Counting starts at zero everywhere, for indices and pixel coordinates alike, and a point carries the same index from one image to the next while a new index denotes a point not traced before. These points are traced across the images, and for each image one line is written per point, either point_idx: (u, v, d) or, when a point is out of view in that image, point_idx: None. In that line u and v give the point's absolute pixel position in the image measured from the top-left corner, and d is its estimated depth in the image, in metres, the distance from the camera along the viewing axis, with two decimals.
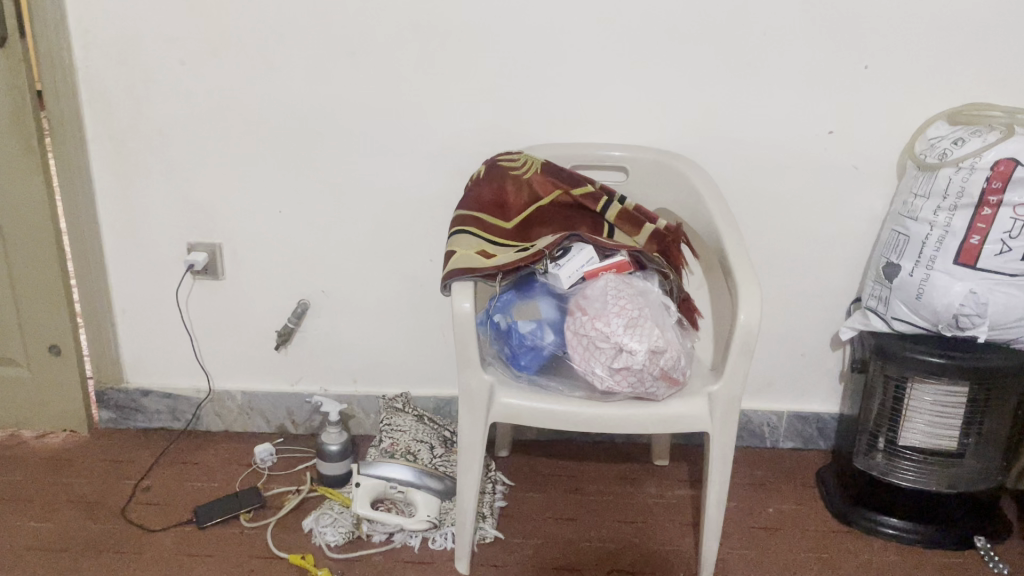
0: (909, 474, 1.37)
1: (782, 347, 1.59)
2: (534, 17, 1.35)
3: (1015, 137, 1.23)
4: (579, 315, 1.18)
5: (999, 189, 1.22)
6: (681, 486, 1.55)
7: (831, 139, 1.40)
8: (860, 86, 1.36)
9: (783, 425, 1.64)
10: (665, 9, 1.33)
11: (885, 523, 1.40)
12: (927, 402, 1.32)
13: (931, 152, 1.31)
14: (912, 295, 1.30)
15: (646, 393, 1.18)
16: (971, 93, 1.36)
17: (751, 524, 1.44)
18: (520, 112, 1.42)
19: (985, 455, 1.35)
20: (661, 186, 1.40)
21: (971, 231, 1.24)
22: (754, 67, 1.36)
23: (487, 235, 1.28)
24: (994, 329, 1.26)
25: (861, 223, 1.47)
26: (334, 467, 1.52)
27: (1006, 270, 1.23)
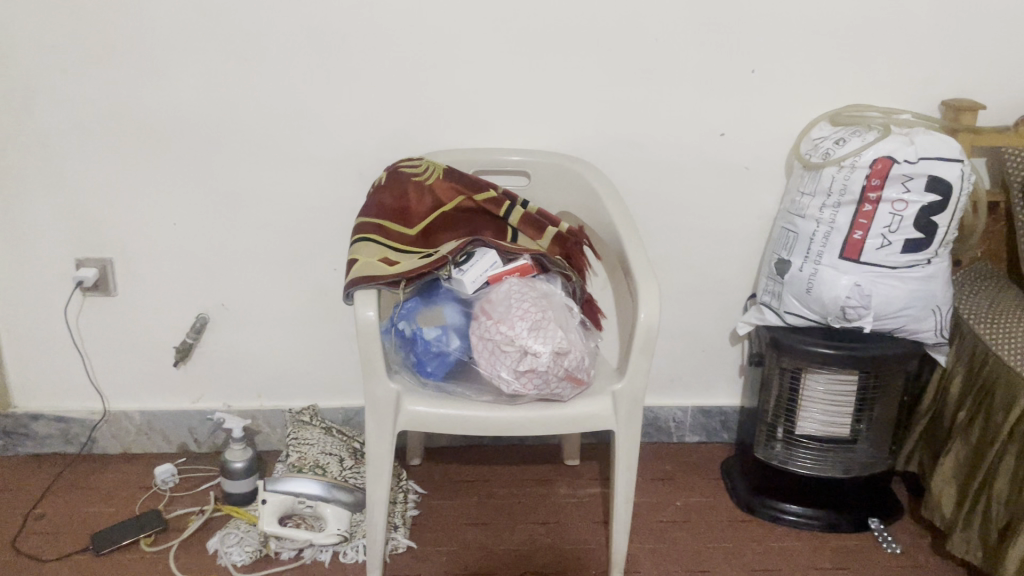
0: (807, 462, 1.42)
1: (685, 343, 1.62)
2: (430, 22, 1.35)
3: (890, 137, 1.29)
4: (484, 319, 1.18)
5: (878, 185, 1.28)
6: (592, 484, 1.57)
7: (723, 141, 1.45)
8: (748, 89, 1.41)
9: (688, 420, 1.68)
10: (559, 15, 1.35)
11: (786, 510, 1.46)
12: (820, 391, 1.38)
13: (815, 152, 1.36)
14: (802, 289, 1.36)
15: (551, 394, 1.19)
16: (850, 95, 1.42)
17: (660, 518, 1.47)
18: (419, 118, 1.42)
19: (876, 440, 1.42)
20: (562, 190, 1.42)
21: (854, 227, 1.31)
22: (647, 72, 1.39)
23: (390, 242, 1.27)
24: (879, 320, 1.33)
25: (754, 222, 1.52)
26: (239, 485, 1.48)
27: (886, 263, 1.31)
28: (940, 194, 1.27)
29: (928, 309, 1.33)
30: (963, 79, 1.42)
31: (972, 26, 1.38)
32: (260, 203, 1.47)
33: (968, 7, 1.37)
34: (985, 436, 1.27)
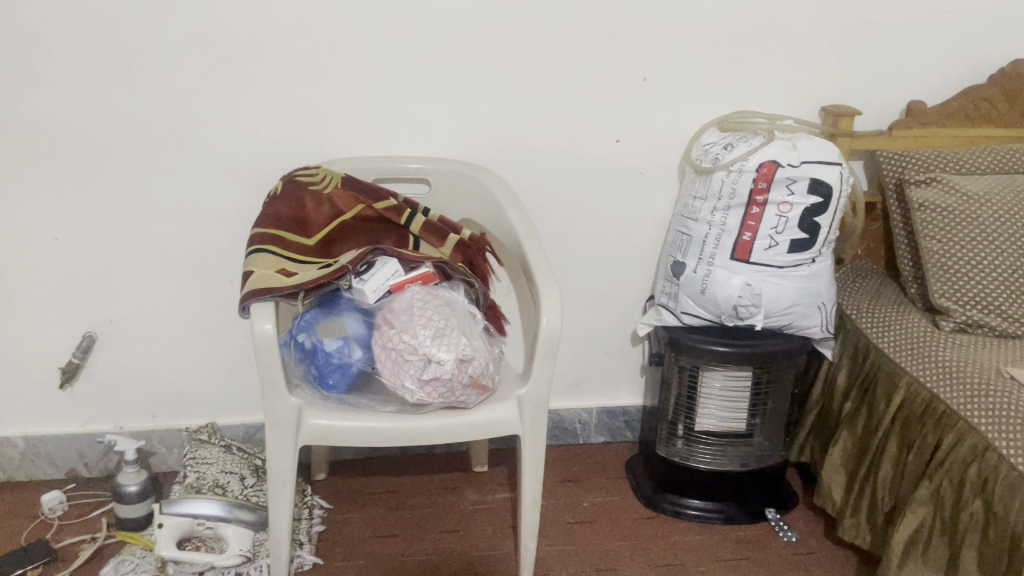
0: (706, 456, 1.47)
1: (588, 345, 1.65)
2: (324, 29, 1.33)
3: (775, 142, 1.35)
4: (386, 329, 1.17)
5: (765, 189, 1.33)
6: (501, 489, 1.58)
7: (618, 147, 1.49)
8: (640, 96, 1.45)
9: (592, 421, 1.71)
10: (455, 23, 1.35)
11: (689, 505, 1.50)
12: (717, 387, 1.43)
13: (705, 157, 1.41)
14: (697, 290, 1.40)
15: (456, 402, 1.19)
16: (736, 102, 1.48)
17: (567, 519, 1.49)
18: (315, 126, 1.39)
19: (770, 432, 1.48)
20: (462, 197, 1.42)
21: (743, 229, 1.36)
22: (543, 80, 1.41)
23: (288, 252, 1.24)
24: (769, 317, 1.38)
25: (650, 226, 1.56)
26: (133, 509, 1.41)
27: (774, 263, 1.36)
28: (821, 196, 1.33)
29: (814, 306, 1.40)
30: (839, 87, 1.50)
31: (846, 36, 1.46)
32: (148, 215, 1.42)
33: (842, 18, 1.44)
34: (870, 424, 1.34)
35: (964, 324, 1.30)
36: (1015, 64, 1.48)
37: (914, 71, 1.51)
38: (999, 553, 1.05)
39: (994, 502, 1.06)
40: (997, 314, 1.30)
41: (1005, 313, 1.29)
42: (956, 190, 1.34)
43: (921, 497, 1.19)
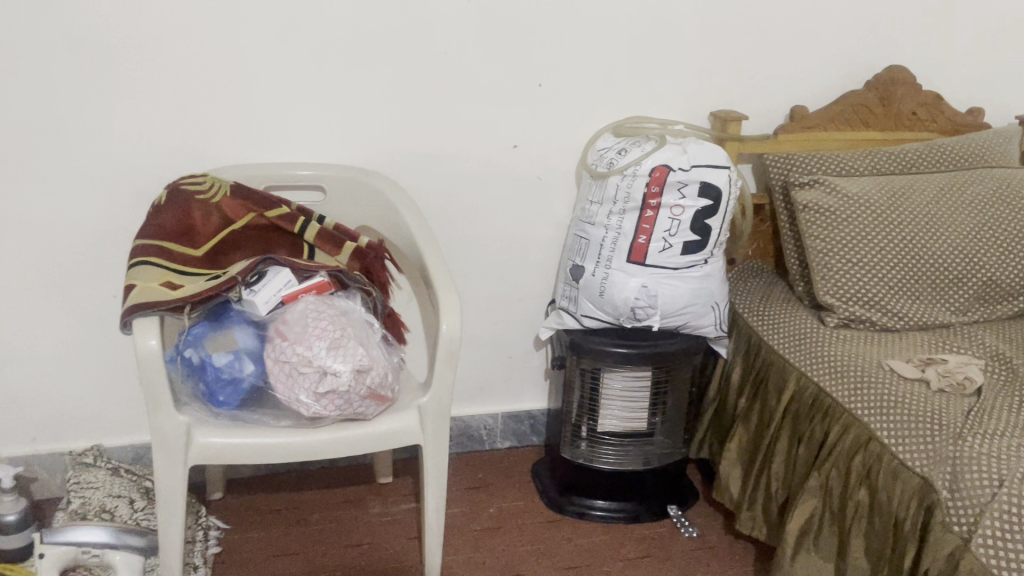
0: (611, 457, 1.48)
1: (491, 351, 1.65)
2: (209, 32, 1.28)
3: (666, 147, 1.38)
4: (279, 341, 1.14)
5: (657, 192, 1.36)
6: (406, 500, 1.55)
7: (515, 153, 1.49)
8: (536, 102, 1.46)
9: (498, 426, 1.71)
10: (346, 27, 1.33)
11: (593, 506, 1.52)
12: (617, 388, 1.45)
13: (601, 162, 1.43)
14: (596, 293, 1.41)
15: (354, 413, 1.16)
16: (630, 108, 1.51)
17: (473, 526, 1.48)
18: (201, 133, 1.34)
19: (670, 431, 1.51)
20: (358, 204, 1.39)
21: (639, 232, 1.38)
22: (438, 85, 1.40)
23: (173, 264, 1.19)
24: (665, 318, 1.41)
25: (549, 231, 1.57)
26: (10, 541, 1.33)
27: (669, 264, 1.39)
28: (711, 199, 1.37)
29: (708, 306, 1.43)
30: (728, 93, 1.54)
31: (732, 44, 1.50)
32: (21, 227, 1.33)
33: (728, 26, 1.49)
34: (763, 419, 1.38)
35: (847, 319, 1.35)
36: (888, 72, 1.56)
37: (796, 78, 1.57)
38: (882, 539, 1.09)
39: (878, 491, 1.10)
40: (877, 309, 1.36)
41: (885, 308, 1.36)
42: (837, 192, 1.39)
43: (811, 489, 1.23)
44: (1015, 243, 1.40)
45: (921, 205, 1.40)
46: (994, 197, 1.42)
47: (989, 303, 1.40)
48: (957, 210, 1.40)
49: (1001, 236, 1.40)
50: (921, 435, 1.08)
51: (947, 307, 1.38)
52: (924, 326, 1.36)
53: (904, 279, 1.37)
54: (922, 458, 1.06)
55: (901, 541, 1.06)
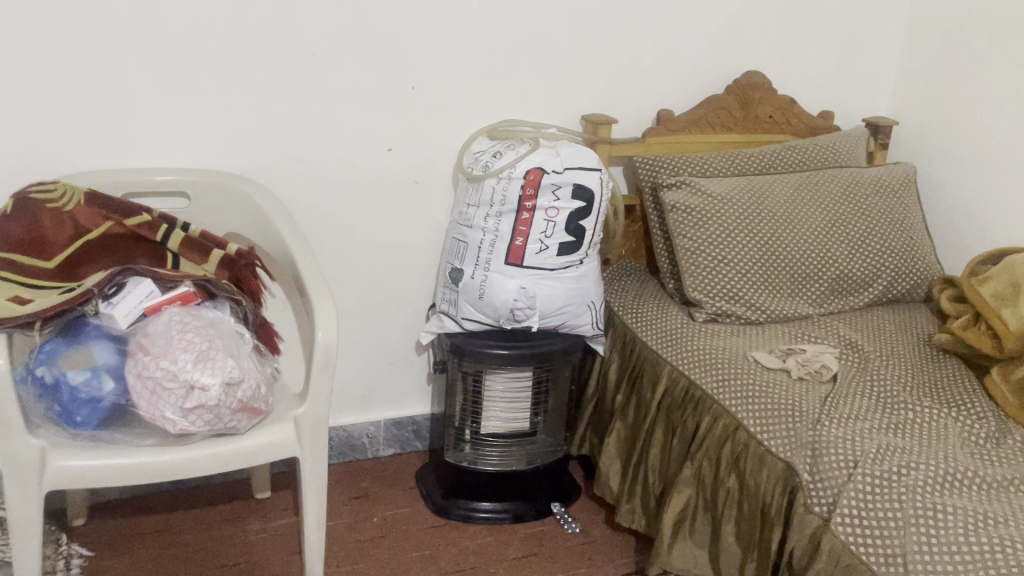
0: (495, 457, 1.49)
1: (371, 357, 1.62)
2: (57, 29, 1.21)
3: (539, 150, 1.40)
4: (141, 356, 1.09)
5: (533, 195, 1.37)
6: (286, 514, 1.51)
7: (390, 156, 1.47)
8: (410, 105, 1.45)
9: (380, 434, 1.68)
10: (208, 27, 1.28)
11: (479, 508, 1.51)
12: (500, 389, 1.46)
13: (476, 165, 1.43)
14: (475, 295, 1.41)
15: (226, 428, 1.12)
16: (504, 112, 1.52)
17: (356, 537, 1.45)
18: (52, 137, 1.27)
19: (551, 430, 1.53)
20: (226, 210, 1.34)
21: (515, 234, 1.39)
22: (308, 87, 1.37)
23: (21, 277, 1.11)
24: (544, 318, 1.43)
25: (429, 235, 1.57)
26: None
27: (545, 266, 1.41)
28: (584, 201, 1.40)
29: (584, 305, 1.46)
30: (598, 96, 1.58)
31: (601, 49, 1.54)
32: None
33: (597, 32, 1.52)
34: (640, 413, 1.42)
35: (714, 314, 1.41)
36: (747, 77, 1.64)
37: (663, 83, 1.63)
38: (751, 523, 1.14)
39: (746, 477, 1.15)
40: (741, 303, 1.42)
41: (749, 302, 1.42)
42: (702, 192, 1.45)
43: (685, 479, 1.27)
44: (864, 237, 1.49)
45: (780, 203, 1.47)
46: (844, 195, 1.51)
47: (842, 295, 1.49)
48: (812, 206, 1.48)
49: (852, 231, 1.49)
50: (783, 422, 1.14)
51: (806, 299, 1.46)
52: (785, 318, 1.44)
53: (765, 274, 1.44)
54: (785, 443, 1.12)
55: (768, 524, 1.11)
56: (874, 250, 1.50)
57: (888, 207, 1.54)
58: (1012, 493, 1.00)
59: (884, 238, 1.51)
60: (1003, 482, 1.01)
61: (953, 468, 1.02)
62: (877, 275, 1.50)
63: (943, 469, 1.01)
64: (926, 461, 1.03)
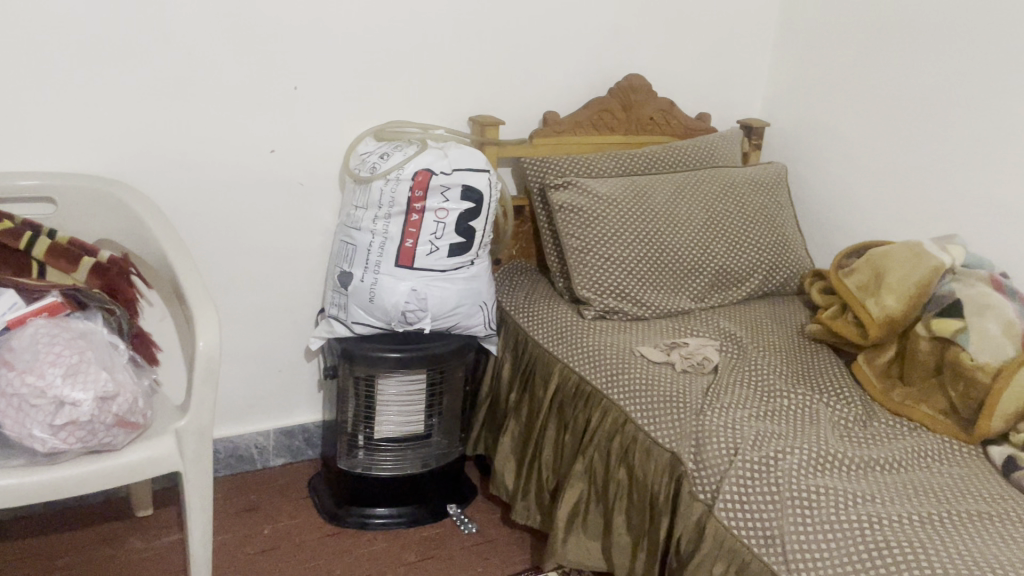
0: (389, 462, 1.48)
1: (259, 365, 1.58)
2: None
3: (427, 151, 1.39)
4: (4, 372, 1.01)
5: (421, 196, 1.37)
6: (171, 531, 1.45)
7: (274, 157, 1.44)
8: (292, 106, 1.42)
9: (270, 443, 1.64)
10: (73, 21, 1.21)
11: (374, 514, 1.50)
12: (393, 393, 1.43)
13: (363, 167, 1.42)
14: (365, 299, 1.39)
15: (101, 445, 1.06)
16: (391, 112, 1.51)
17: (247, 550, 1.41)
18: None
19: (447, 431, 1.53)
20: (98, 216, 1.27)
21: (405, 236, 1.38)
22: (185, 86, 1.32)
23: None
24: (436, 320, 1.42)
25: (316, 238, 1.54)
26: None
27: (436, 267, 1.41)
28: (473, 202, 1.40)
29: (476, 305, 1.46)
30: (485, 97, 1.59)
31: (486, 51, 1.55)
32: None
33: (482, 33, 1.53)
34: (533, 411, 1.44)
35: (602, 311, 1.45)
36: (628, 80, 1.69)
37: (548, 85, 1.65)
38: (641, 512, 1.18)
39: (634, 469, 1.19)
40: (627, 300, 1.46)
41: (634, 299, 1.46)
42: (588, 192, 1.48)
43: (577, 474, 1.29)
44: (741, 234, 1.56)
45: (662, 202, 1.52)
46: (722, 194, 1.58)
47: (721, 289, 1.55)
48: (692, 205, 1.54)
49: (730, 229, 1.55)
50: (669, 414, 1.18)
51: (688, 295, 1.52)
52: (669, 313, 1.49)
53: (650, 272, 1.48)
54: (671, 434, 1.16)
55: (657, 514, 1.14)
56: (750, 246, 1.57)
57: (762, 205, 1.61)
58: (876, 471, 1.06)
59: (759, 234, 1.58)
60: (869, 461, 1.08)
61: (825, 451, 1.07)
62: (753, 270, 1.57)
63: (815, 452, 1.07)
64: (801, 445, 1.08)
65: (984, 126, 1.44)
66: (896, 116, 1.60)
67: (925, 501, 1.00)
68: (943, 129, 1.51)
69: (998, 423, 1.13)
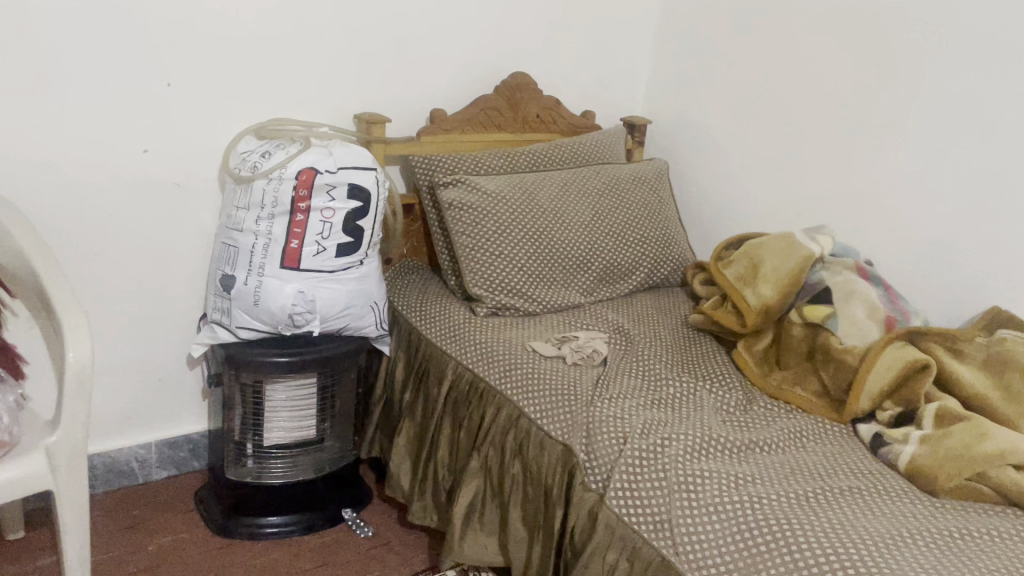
0: (280, 469, 1.44)
1: (138, 374, 1.50)
2: None
3: (311, 150, 1.36)
4: None
5: (306, 195, 1.33)
6: (45, 554, 1.37)
7: (147, 157, 1.37)
8: (166, 103, 1.36)
9: (152, 456, 1.57)
10: None
11: (266, 523, 1.45)
12: (282, 399, 1.40)
13: (243, 166, 1.37)
14: (249, 303, 1.35)
15: None
16: (272, 110, 1.46)
17: (130, 568, 1.34)
18: None
19: (340, 434, 1.50)
20: None
21: (290, 237, 1.34)
22: (47, 82, 1.24)
23: None
24: (325, 322, 1.39)
25: (195, 240, 1.48)
26: None
27: (324, 268, 1.37)
28: (360, 201, 1.38)
29: (366, 305, 1.44)
30: (369, 95, 1.57)
31: (369, 48, 1.53)
32: None
33: (365, 29, 1.51)
34: (427, 410, 1.43)
35: (494, 308, 1.45)
36: (514, 78, 1.70)
37: (433, 82, 1.64)
38: (535, 506, 1.19)
39: (529, 462, 1.20)
40: (518, 296, 1.48)
41: (525, 294, 1.48)
42: (477, 190, 1.48)
43: (473, 470, 1.29)
44: (627, 229, 1.60)
45: (550, 198, 1.54)
46: (608, 190, 1.61)
47: (608, 284, 1.59)
48: (580, 201, 1.57)
49: (616, 224, 1.59)
50: (562, 407, 1.20)
51: (577, 289, 1.54)
52: (559, 307, 1.51)
53: (539, 268, 1.50)
54: (563, 427, 1.17)
55: (550, 506, 1.16)
56: (636, 240, 1.61)
57: (646, 200, 1.66)
58: (757, 453, 1.11)
59: (643, 229, 1.63)
60: (749, 444, 1.12)
61: (708, 436, 1.11)
62: (639, 264, 1.62)
63: (700, 438, 1.11)
64: (687, 432, 1.12)
65: (848, 121, 1.53)
66: (769, 112, 1.68)
67: (802, 479, 1.05)
68: (812, 125, 1.60)
69: (865, 402, 1.21)
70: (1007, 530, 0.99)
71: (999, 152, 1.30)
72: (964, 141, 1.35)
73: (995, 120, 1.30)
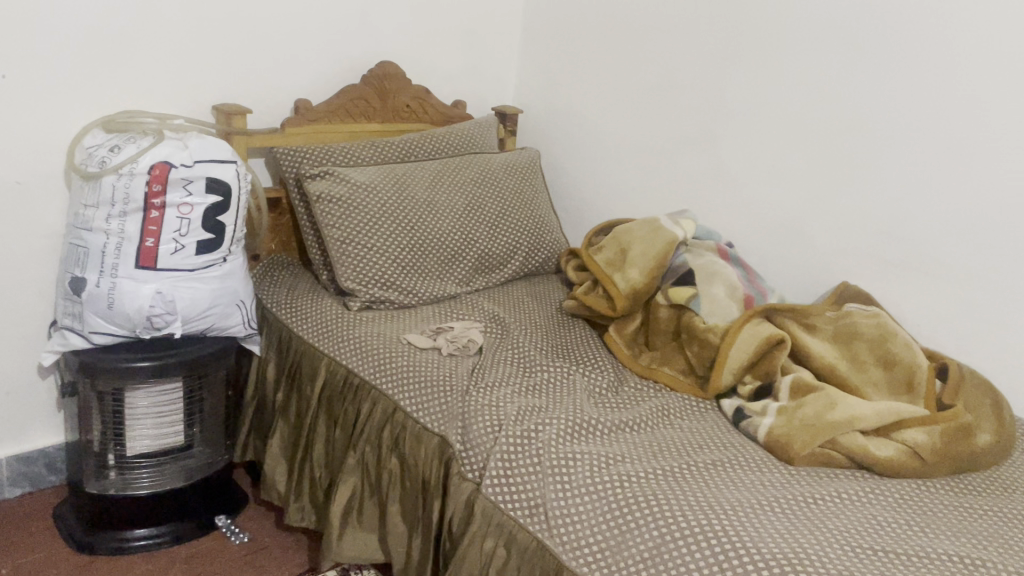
0: (147, 480, 1.37)
1: None
2: None
3: (165, 143, 1.30)
4: None
5: (160, 191, 1.27)
6: None
7: None
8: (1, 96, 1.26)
9: (3, 473, 1.46)
10: None
11: (133, 537, 1.38)
12: (144, 406, 1.33)
13: (90, 161, 1.29)
14: (103, 305, 1.27)
15: None
16: (121, 103, 1.39)
17: None
18: None
19: (210, 440, 1.44)
20: None
21: (145, 235, 1.28)
22: None
23: None
24: (187, 323, 1.33)
25: (41, 243, 1.38)
26: None
27: (183, 267, 1.31)
28: (220, 195, 1.33)
29: (232, 304, 1.39)
30: (229, 86, 1.51)
31: (227, 37, 1.47)
32: None
33: (221, 18, 1.45)
34: (301, 409, 1.40)
35: (368, 301, 1.43)
36: (381, 68, 1.67)
37: (296, 73, 1.60)
38: (414, 499, 1.18)
39: (406, 456, 1.19)
40: (391, 288, 1.46)
41: (398, 286, 1.46)
42: (347, 181, 1.46)
43: (350, 468, 1.27)
44: (500, 218, 1.61)
45: (421, 189, 1.53)
46: (480, 179, 1.61)
47: (483, 273, 1.59)
48: (452, 190, 1.56)
49: (489, 213, 1.59)
50: (437, 397, 1.19)
51: (452, 279, 1.54)
52: (435, 299, 1.50)
53: (413, 259, 1.48)
54: (439, 418, 1.17)
55: (429, 497, 1.15)
56: (509, 229, 1.62)
57: (519, 189, 1.67)
58: (627, 433, 1.14)
59: (516, 217, 1.64)
60: (620, 424, 1.15)
61: (581, 419, 1.13)
62: (513, 252, 1.63)
63: (573, 421, 1.12)
64: (560, 415, 1.14)
65: (706, 110, 1.58)
66: (634, 102, 1.72)
67: (669, 455, 1.08)
68: (673, 112, 1.64)
69: (727, 378, 1.26)
70: (854, 492, 1.05)
71: (841, 137, 1.38)
72: (812, 128, 1.42)
73: (838, 109, 1.38)
